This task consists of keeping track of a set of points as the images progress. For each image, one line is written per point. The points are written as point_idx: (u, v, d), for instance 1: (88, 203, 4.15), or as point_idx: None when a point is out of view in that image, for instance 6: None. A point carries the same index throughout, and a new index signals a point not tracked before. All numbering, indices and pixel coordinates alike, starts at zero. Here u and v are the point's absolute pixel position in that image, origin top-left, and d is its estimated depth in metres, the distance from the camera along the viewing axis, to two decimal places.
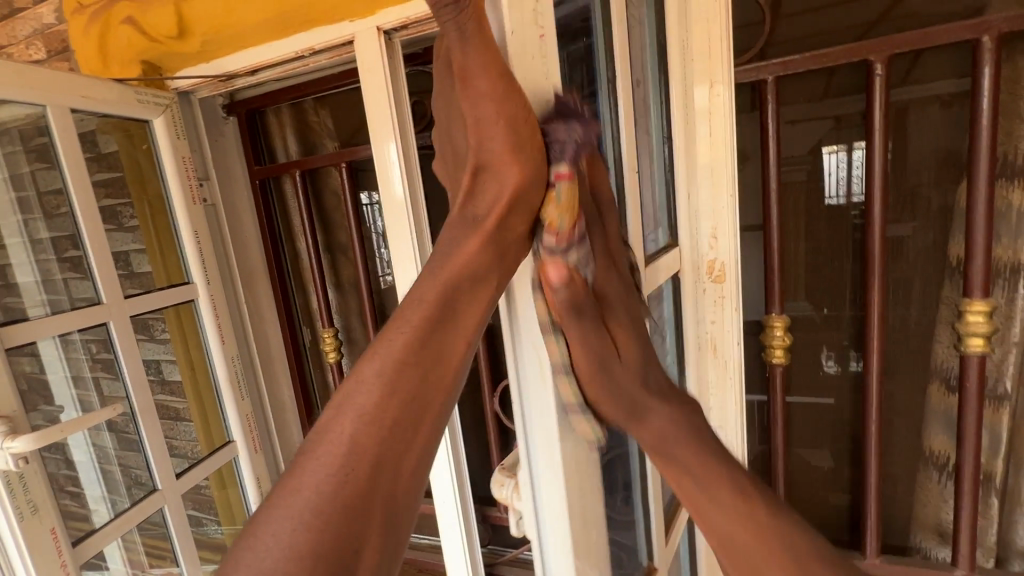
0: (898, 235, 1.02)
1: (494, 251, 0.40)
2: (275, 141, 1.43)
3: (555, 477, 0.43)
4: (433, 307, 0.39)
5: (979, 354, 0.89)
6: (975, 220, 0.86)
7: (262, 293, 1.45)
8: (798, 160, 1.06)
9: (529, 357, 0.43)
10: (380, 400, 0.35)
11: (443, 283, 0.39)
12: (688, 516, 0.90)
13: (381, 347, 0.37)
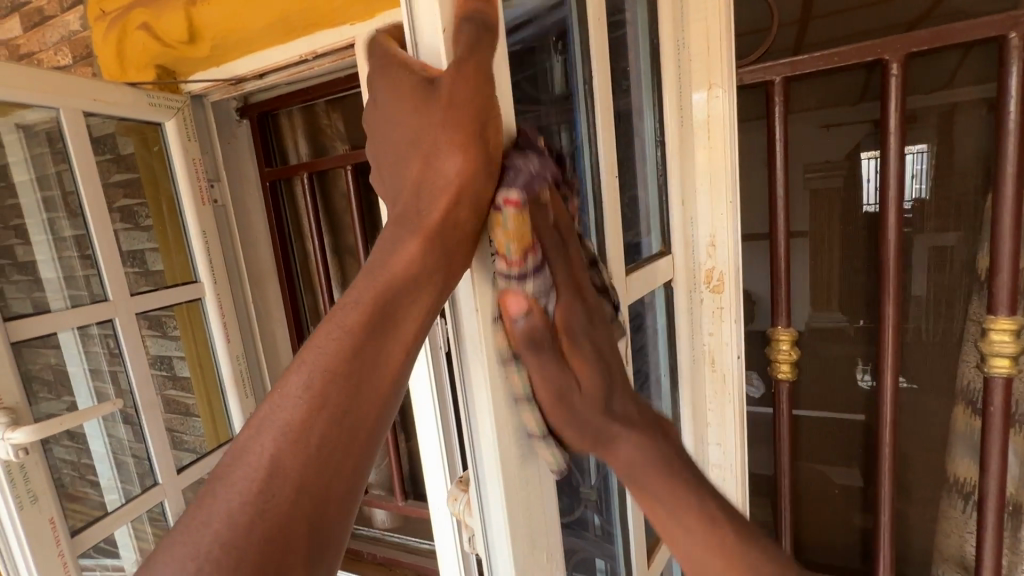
0: (947, 244, 0.95)
1: (444, 256, 0.35)
2: (286, 143, 1.46)
3: (496, 497, 0.42)
4: (372, 311, 0.34)
5: (1004, 376, 0.82)
6: (1001, 232, 0.80)
7: (271, 292, 1.49)
8: (833, 166, 1.01)
9: (474, 374, 0.41)
10: (305, 417, 0.31)
11: (384, 282, 0.34)
12: None
13: (309, 353, 0.33)
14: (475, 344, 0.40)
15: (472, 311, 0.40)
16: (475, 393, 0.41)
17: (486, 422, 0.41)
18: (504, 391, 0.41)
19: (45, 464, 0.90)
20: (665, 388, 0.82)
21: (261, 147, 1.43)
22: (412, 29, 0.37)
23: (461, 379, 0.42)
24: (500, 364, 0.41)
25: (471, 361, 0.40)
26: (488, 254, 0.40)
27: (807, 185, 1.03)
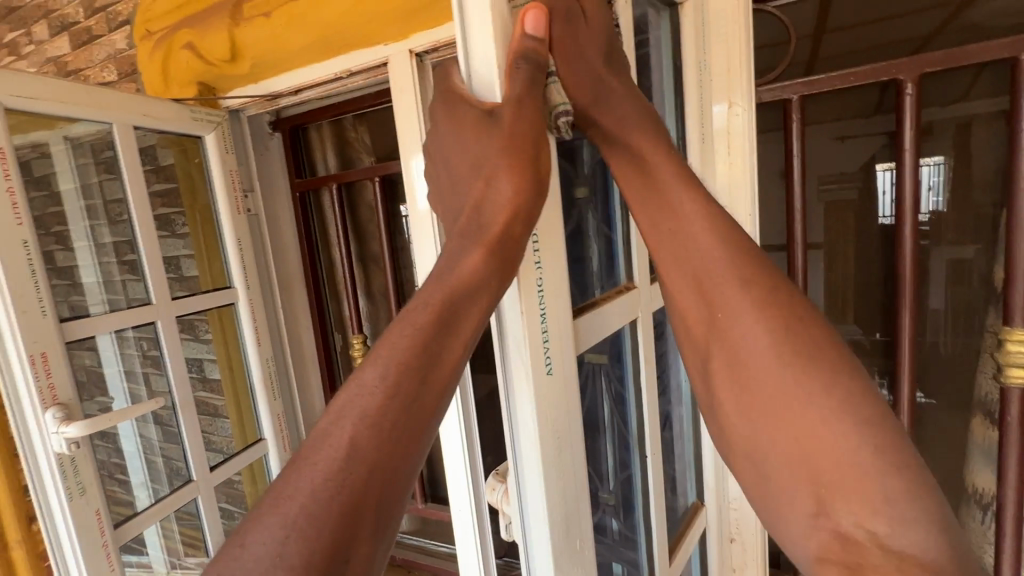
0: (966, 258, 0.97)
1: (504, 266, 0.40)
2: (316, 155, 1.52)
3: (535, 488, 0.45)
4: (439, 312, 0.38)
5: (1021, 385, 0.83)
6: (1016, 245, 0.82)
7: (299, 298, 1.54)
8: (849, 177, 1.04)
9: (517, 374, 0.44)
10: (383, 403, 0.34)
11: (449, 288, 0.39)
12: (701, 536, 0.89)
13: (383, 348, 0.36)
14: (518, 346, 0.44)
15: (516, 316, 0.44)
16: (518, 390, 0.44)
17: (527, 418, 0.44)
18: (543, 389, 0.45)
19: (93, 458, 0.95)
20: (683, 391, 0.86)
21: (292, 158, 1.49)
22: (469, 64, 0.42)
23: (504, 378, 0.45)
24: (541, 365, 0.45)
25: (515, 361, 0.44)
26: (530, 264, 0.44)
27: (823, 198, 1.06)
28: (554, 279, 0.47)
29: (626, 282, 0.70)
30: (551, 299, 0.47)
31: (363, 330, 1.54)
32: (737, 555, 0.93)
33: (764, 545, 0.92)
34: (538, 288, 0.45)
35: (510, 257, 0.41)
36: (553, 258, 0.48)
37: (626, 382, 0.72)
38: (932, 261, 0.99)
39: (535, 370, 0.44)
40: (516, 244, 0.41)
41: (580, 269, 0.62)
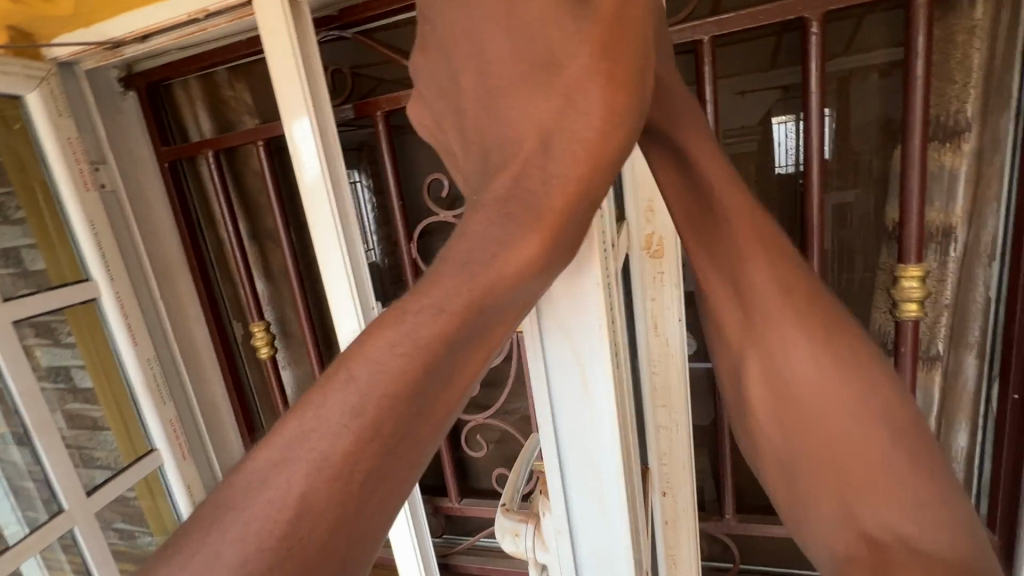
0: (845, 203, 1.01)
1: (524, 266, 0.32)
2: (185, 116, 1.29)
3: (597, 481, 0.43)
4: (447, 329, 0.32)
5: (914, 319, 0.89)
6: (909, 185, 0.84)
7: (183, 286, 1.34)
8: (749, 129, 1.03)
9: (581, 367, 0.40)
10: (350, 447, 0.31)
11: (466, 299, 0.32)
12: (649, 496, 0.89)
13: (366, 371, 0.32)
14: (597, 339, 0.39)
15: (590, 303, 0.38)
16: (581, 384, 0.41)
17: (601, 415, 0.41)
18: (617, 384, 0.42)
19: None
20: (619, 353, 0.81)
21: (154, 120, 1.25)
22: None
23: (571, 370, 0.41)
24: (614, 357, 0.41)
25: (585, 357, 0.40)
26: (598, 232, 0.39)
27: (729, 150, 1.04)
28: (609, 252, 0.43)
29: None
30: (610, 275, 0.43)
31: (265, 317, 1.37)
32: (671, 508, 0.94)
33: (693, 496, 0.94)
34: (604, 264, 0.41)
35: (543, 256, 0.32)
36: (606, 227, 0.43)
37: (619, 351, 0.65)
38: (837, 207, 1.01)
39: (593, 364, 0.40)
40: (525, 233, 0.32)
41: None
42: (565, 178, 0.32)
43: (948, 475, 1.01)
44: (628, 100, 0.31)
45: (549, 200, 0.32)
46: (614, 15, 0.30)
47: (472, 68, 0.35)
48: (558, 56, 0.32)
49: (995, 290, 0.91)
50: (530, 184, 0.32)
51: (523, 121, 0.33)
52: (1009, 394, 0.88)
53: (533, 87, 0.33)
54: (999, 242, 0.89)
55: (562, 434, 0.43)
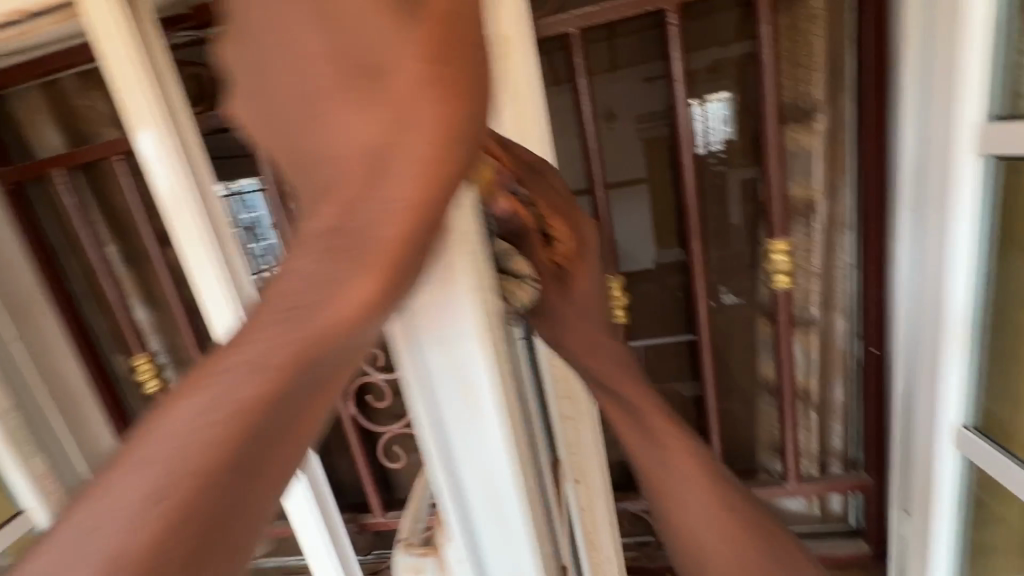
0: (750, 177, 1.07)
1: (351, 314, 0.27)
2: (29, 132, 1.14)
3: (490, 489, 0.44)
4: (268, 392, 0.26)
5: (785, 290, 0.95)
6: (769, 166, 0.90)
7: (47, 321, 1.20)
8: (658, 116, 1.07)
9: (466, 377, 0.40)
10: (156, 538, 0.24)
11: (285, 358, 0.26)
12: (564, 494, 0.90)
13: (166, 451, 0.25)
14: (481, 364, 0.40)
15: (469, 330, 0.39)
16: (466, 392, 0.41)
17: (493, 439, 0.42)
18: (509, 407, 0.43)
19: None
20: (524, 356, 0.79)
21: None
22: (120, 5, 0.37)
23: (456, 379, 0.41)
24: (502, 381, 0.42)
25: (474, 383, 0.41)
26: (478, 252, 0.39)
27: (640, 135, 1.09)
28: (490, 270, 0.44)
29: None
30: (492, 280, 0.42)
31: (149, 347, 1.26)
32: (586, 494, 0.96)
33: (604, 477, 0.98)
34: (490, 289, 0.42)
35: (379, 299, 0.28)
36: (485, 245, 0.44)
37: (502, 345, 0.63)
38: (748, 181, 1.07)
39: (475, 372, 0.40)
40: (354, 274, 0.27)
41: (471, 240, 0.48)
42: (408, 201, 0.27)
43: (831, 427, 1.10)
44: (469, 108, 0.28)
45: (389, 228, 0.27)
46: (443, 14, 0.27)
47: (274, 59, 0.28)
48: (381, 58, 0.27)
49: (853, 255, 1.00)
50: (368, 208, 0.27)
51: (345, 131, 0.27)
52: (869, 348, 0.98)
53: (354, 93, 0.27)
54: (853, 212, 0.96)
55: (456, 461, 0.43)
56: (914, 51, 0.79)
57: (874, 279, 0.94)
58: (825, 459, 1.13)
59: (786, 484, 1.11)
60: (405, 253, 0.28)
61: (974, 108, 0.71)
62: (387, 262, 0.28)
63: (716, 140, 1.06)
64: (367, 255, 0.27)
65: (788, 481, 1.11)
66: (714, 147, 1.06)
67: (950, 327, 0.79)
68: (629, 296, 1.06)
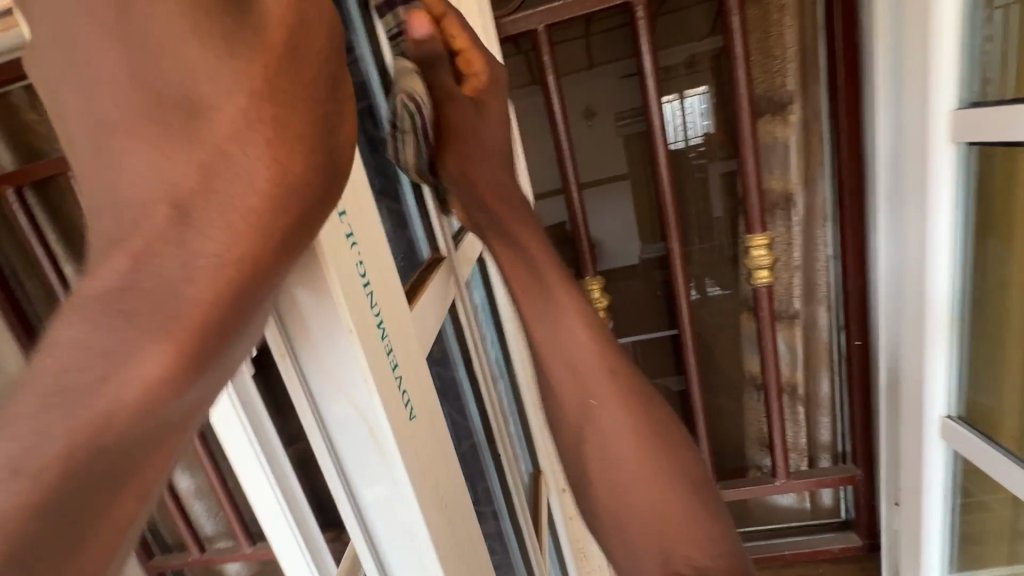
0: (732, 171, 1.05)
1: (152, 388, 0.21)
2: None
3: (414, 554, 0.35)
4: (36, 498, 0.18)
5: (766, 285, 0.94)
6: (746, 160, 0.88)
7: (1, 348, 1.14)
8: (636, 112, 1.05)
9: (357, 422, 0.32)
10: None
11: (60, 451, 0.19)
12: (546, 504, 0.87)
13: None
14: (366, 386, 0.31)
15: (346, 344, 0.30)
16: (360, 440, 0.32)
17: (398, 480, 0.33)
18: (410, 438, 0.34)
19: None
20: (494, 363, 0.78)
21: None
22: None
23: (348, 426, 0.32)
24: (399, 405, 0.33)
25: (365, 410, 0.31)
26: (342, 247, 0.31)
27: (618, 133, 1.07)
28: (378, 269, 0.35)
29: (433, 255, 0.59)
30: (381, 296, 0.35)
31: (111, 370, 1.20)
32: (571, 502, 0.97)
33: None
34: (367, 292, 0.33)
35: (193, 363, 0.22)
36: (371, 239, 0.35)
37: (460, 368, 0.63)
38: (728, 174, 1.05)
39: (372, 414, 0.32)
40: (149, 338, 0.21)
41: (396, 227, 0.52)
42: (221, 262, 0.22)
43: (819, 420, 1.09)
44: (303, 159, 0.24)
45: (192, 291, 0.22)
46: (278, 44, 0.23)
47: (64, 77, 0.22)
48: (192, 90, 0.22)
49: (832, 247, 0.98)
50: (159, 269, 0.21)
51: (142, 177, 0.22)
52: (853, 340, 0.97)
53: (155, 131, 0.22)
54: (829, 203, 0.96)
55: (361, 505, 0.34)
56: (884, 41, 0.78)
57: (855, 270, 0.93)
58: (814, 452, 1.12)
59: (775, 480, 1.08)
60: (225, 313, 0.22)
61: (947, 96, 0.70)
62: (197, 321, 0.22)
63: (694, 134, 1.05)
64: (169, 316, 0.21)
65: (777, 478, 1.08)
66: (693, 140, 1.05)
67: (933, 316, 0.78)
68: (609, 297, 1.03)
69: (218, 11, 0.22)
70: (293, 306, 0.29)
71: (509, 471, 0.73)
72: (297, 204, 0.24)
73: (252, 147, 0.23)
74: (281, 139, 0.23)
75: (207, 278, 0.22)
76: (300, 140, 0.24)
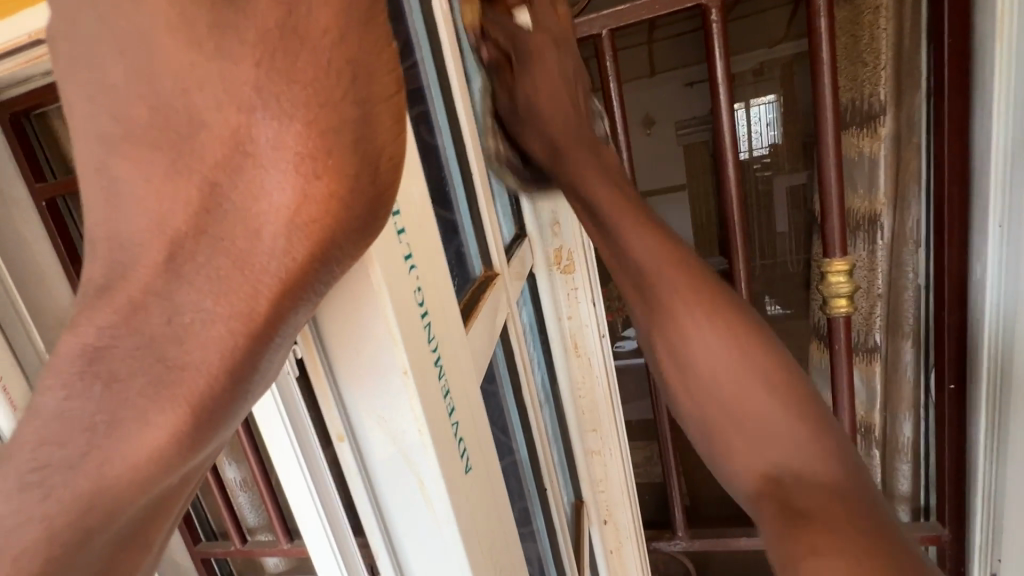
0: (801, 184, 0.96)
1: (138, 464, 0.23)
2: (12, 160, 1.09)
3: None
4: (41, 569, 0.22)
5: (844, 316, 0.84)
6: (829, 177, 0.79)
7: None
8: (701, 120, 0.99)
9: (399, 466, 0.31)
10: None
11: (41, 533, 0.22)
12: (586, 534, 0.83)
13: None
14: (419, 434, 0.29)
15: (400, 387, 0.28)
16: (401, 482, 0.31)
17: (445, 533, 0.32)
18: (461, 486, 0.33)
19: None
20: (540, 386, 0.74)
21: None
22: None
23: (393, 467, 0.31)
24: (451, 451, 0.32)
25: (415, 457, 0.30)
26: (403, 277, 0.29)
27: (680, 142, 1.00)
28: (438, 295, 0.33)
29: (486, 270, 0.57)
30: (440, 326, 0.33)
31: None
32: (613, 536, 0.90)
33: (636, 521, 0.89)
34: (425, 324, 0.31)
35: (185, 438, 0.24)
36: (432, 266, 0.33)
37: (506, 390, 0.60)
38: (792, 189, 0.97)
39: (417, 460, 0.30)
40: (153, 408, 0.23)
41: (448, 236, 0.50)
42: (219, 316, 0.23)
43: (897, 467, 0.98)
44: (336, 169, 0.22)
45: (195, 355, 0.23)
46: (278, 30, 0.21)
47: (86, 99, 0.23)
48: (195, 114, 0.22)
49: (924, 276, 0.87)
50: (153, 331, 0.23)
51: (149, 213, 0.23)
52: (946, 383, 0.84)
53: (161, 167, 0.23)
54: (923, 227, 0.85)
55: (401, 552, 0.33)
56: (1009, 43, 0.67)
57: (953, 305, 0.81)
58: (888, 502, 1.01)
59: None
60: (221, 386, 0.23)
61: None
62: (192, 395, 0.23)
63: (758, 145, 0.97)
64: (164, 387, 0.23)
65: None
66: (756, 152, 0.97)
67: None
68: None
69: (230, 33, 0.21)
70: (343, 343, 0.28)
71: (553, 499, 0.68)
72: (318, 250, 0.22)
73: (264, 180, 0.22)
74: (303, 160, 0.22)
75: (208, 340, 0.23)
76: (325, 160, 0.22)
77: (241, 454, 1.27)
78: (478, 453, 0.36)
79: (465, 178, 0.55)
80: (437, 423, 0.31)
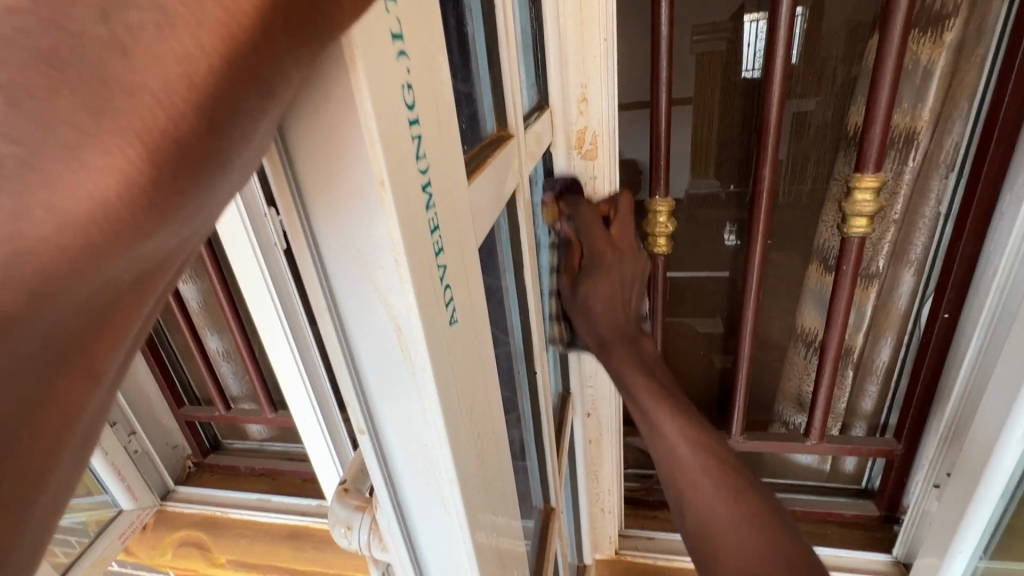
0: (806, 111, 0.88)
1: (76, 226, 0.13)
2: None
3: (426, 466, 0.30)
4: None
5: (860, 236, 0.82)
6: (881, 81, 0.72)
7: None
8: (714, 27, 0.85)
9: (374, 316, 0.26)
10: None
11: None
12: (570, 425, 0.86)
13: None
14: (395, 267, 0.24)
15: (376, 211, 0.23)
16: (379, 336, 0.26)
17: (425, 400, 0.27)
18: (443, 339, 0.28)
19: None
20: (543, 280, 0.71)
21: None
22: None
23: (368, 319, 0.26)
24: (437, 304, 0.27)
25: (394, 304, 0.25)
26: (388, 62, 0.22)
27: (692, 49, 0.87)
28: (435, 106, 0.27)
29: (499, 131, 0.50)
30: (437, 148, 0.27)
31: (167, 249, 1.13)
32: (594, 428, 0.94)
33: (618, 415, 0.92)
34: (415, 136, 0.24)
35: (144, 201, 0.14)
36: (432, 70, 0.27)
37: (506, 272, 0.56)
38: (794, 114, 0.88)
39: (396, 311, 0.25)
40: (92, 144, 0.13)
41: (467, 88, 0.42)
42: (183, 22, 0.13)
43: (865, 389, 1.01)
44: None
45: (157, 75, 0.13)
46: None
47: None
48: None
49: (946, 205, 0.84)
50: (75, 31, 0.12)
51: None
52: (939, 313, 0.87)
53: None
54: (961, 150, 0.80)
55: (377, 421, 0.29)
56: None
57: (972, 235, 0.81)
58: (849, 418, 1.05)
59: (806, 440, 1.03)
60: (192, 143, 0.15)
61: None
62: (153, 138, 0.14)
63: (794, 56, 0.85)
64: (106, 114, 0.13)
65: (809, 438, 1.03)
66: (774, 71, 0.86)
67: None
68: (674, 224, 0.90)
69: None
70: (314, 154, 0.22)
71: (541, 386, 0.68)
72: None
73: None
74: None
75: (167, 53, 0.13)
76: None
77: (222, 322, 1.24)
78: (466, 313, 0.32)
79: (486, 22, 0.47)
80: (422, 266, 0.25)
